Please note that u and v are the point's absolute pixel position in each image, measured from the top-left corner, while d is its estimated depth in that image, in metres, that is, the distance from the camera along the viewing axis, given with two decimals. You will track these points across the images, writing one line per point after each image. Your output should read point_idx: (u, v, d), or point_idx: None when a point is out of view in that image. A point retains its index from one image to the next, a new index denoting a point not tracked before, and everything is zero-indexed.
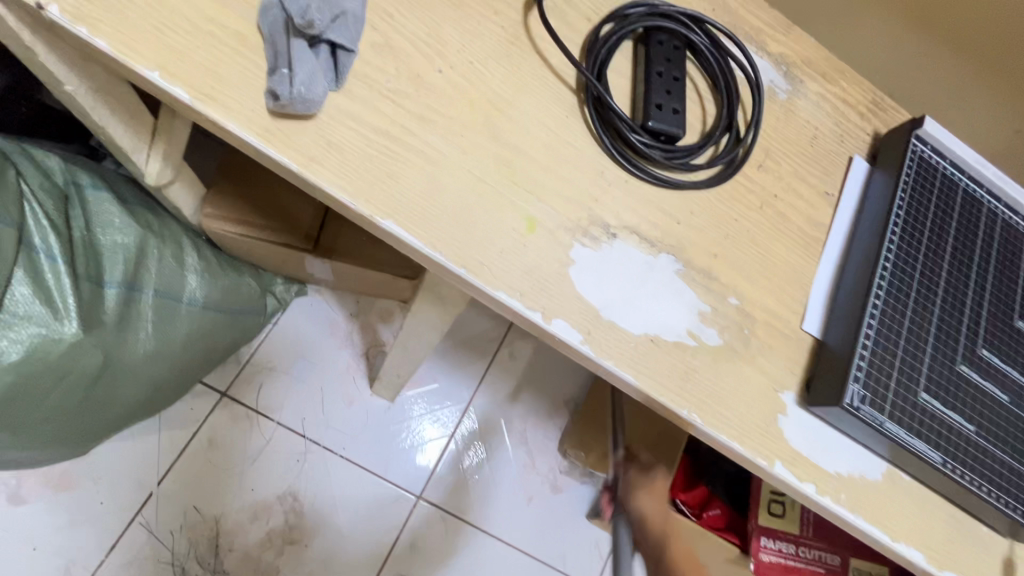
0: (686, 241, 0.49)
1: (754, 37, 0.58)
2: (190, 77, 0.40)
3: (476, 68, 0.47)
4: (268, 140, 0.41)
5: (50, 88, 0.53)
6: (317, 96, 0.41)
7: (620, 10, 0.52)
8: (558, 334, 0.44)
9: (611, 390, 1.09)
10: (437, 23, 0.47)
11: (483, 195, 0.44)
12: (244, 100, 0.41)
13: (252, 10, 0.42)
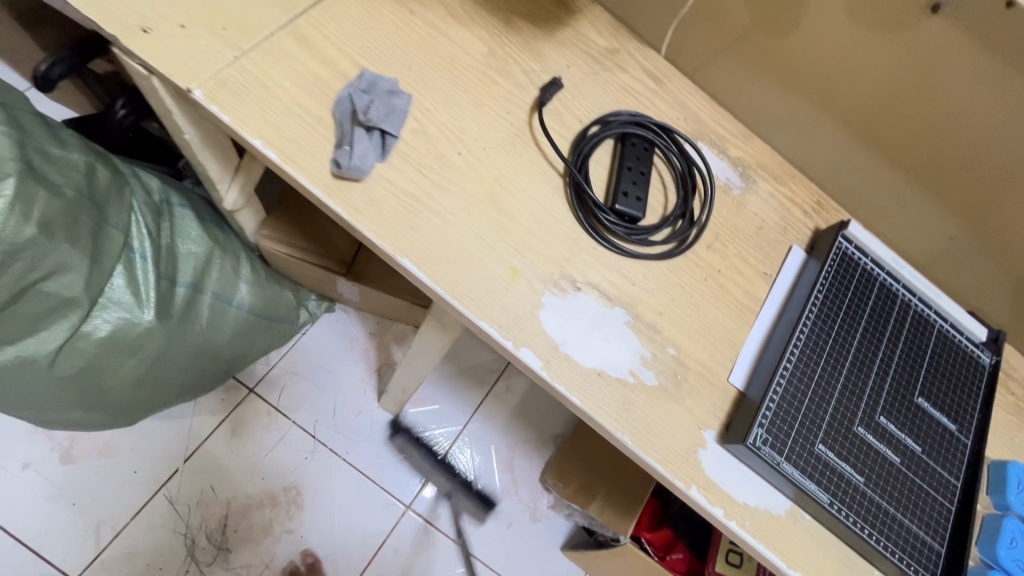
0: (637, 299, 0.62)
1: (716, 143, 0.73)
2: (280, 145, 0.56)
3: (487, 153, 0.62)
4: (328, 193, 0.56)
5: (172, 135, 0.71)
6: (367, 167, 0.57)
7: (604, 117, 0.68)
8: (523, 359, 0.56)
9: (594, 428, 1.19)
10: (463, 118, 0.63)
11: (480, 248, 0.59)
12: (316, 163, 0.57)
13: (330, 101, 0.59)
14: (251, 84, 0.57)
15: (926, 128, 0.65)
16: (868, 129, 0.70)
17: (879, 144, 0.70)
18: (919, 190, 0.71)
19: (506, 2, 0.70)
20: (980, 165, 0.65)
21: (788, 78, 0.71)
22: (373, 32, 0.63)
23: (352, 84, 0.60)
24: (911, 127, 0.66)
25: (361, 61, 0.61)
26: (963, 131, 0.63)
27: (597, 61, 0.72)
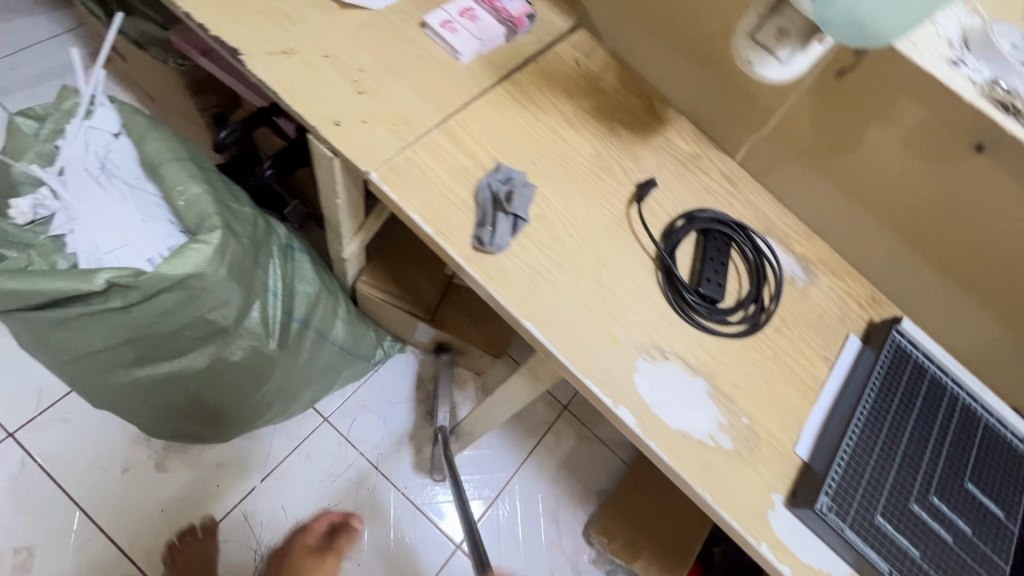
0: (715, 371, 0.71)
1: (782, 240, 0.84)
2: (434, 221, 0.69)
3: (594, 236, 0.75)
4: (468, 262, 0.68)
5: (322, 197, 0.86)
6: (503, 244, 0.69)
7: (690, 212, 0.80)
8: (621, 417, 0.66)
9: (640, 491, 1.28)
10: (575, 206, 0.76)
11: (587, 316, 0.69)
12: (460, 237, 0.69)
13: (472, 186, 0.72)
14: (413, 169, 0.71)
15: (974, 245, 0.75)
16: (919, 239, 0.80)
17: (929, 253, 0.80)
18: (966, 297, 0.81)
19: (609, 113, 0.85)
20: (1021, 282, 0.74)
21: (848, 190, 0.82)
22: (506, 133, 0.78)
23: (491, 174, 0.73)
24: (960, 242, 0.76)
25: (496, 155, 0.75)
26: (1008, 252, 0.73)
27: (683, 165, 0.85)
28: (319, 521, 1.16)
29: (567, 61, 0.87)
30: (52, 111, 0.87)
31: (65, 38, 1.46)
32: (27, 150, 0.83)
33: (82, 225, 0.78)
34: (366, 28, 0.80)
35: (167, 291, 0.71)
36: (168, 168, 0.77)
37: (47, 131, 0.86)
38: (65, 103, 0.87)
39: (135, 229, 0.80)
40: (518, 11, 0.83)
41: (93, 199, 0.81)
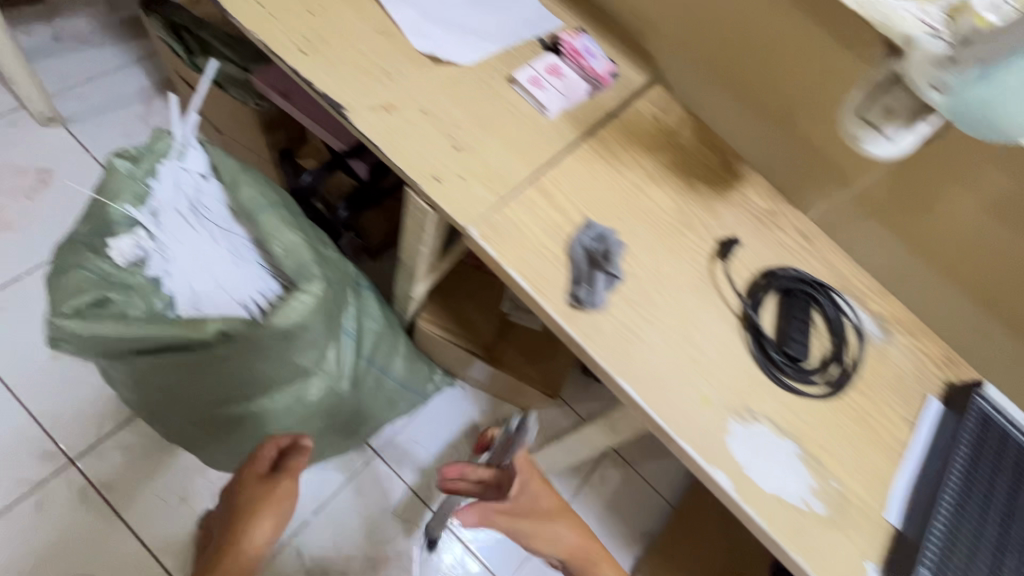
0: (803, 433, 0.72)
1: (860, 298, 0.85)
2: (532, 278, 0.70)
3: (681, 293, 0.76)
4: (566, 319, 0.70)
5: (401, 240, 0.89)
6: (600, 302, 0.70)
7: (771, 270, 0.81)
8: (718, 481, 0.67)
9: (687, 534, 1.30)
10: (662, 263, 0.77)
11: (680, 376, 0.70)
12: (557, 294, 0.70)
13: (564, 243, 0.74)
14: (511, 226, 0.73)
15: None
16: (998, 305, 0.81)
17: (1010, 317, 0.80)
18: None
19: (688, 168, 0.87)
20: None
21: (915, 245, 0.84)
22: (594, 189, 0.80)
23: (583, 231, 0.75)
24: None
25: (586, 211, 0.77)
26: None
27: (760, 221, 0.87)
28: (254, 449, 0.88)
29: (646, 116, 0.90)
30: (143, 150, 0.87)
31: (132, 68, 1.50)
32: (123, 191, 0.84)
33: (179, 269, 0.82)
34: (457, 83, 0.82)
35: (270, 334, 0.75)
36: (266, 216, 0.80)
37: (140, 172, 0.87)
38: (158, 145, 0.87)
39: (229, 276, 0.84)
40: (603, 70, 0.86)
41: (186, 242, 0.84)
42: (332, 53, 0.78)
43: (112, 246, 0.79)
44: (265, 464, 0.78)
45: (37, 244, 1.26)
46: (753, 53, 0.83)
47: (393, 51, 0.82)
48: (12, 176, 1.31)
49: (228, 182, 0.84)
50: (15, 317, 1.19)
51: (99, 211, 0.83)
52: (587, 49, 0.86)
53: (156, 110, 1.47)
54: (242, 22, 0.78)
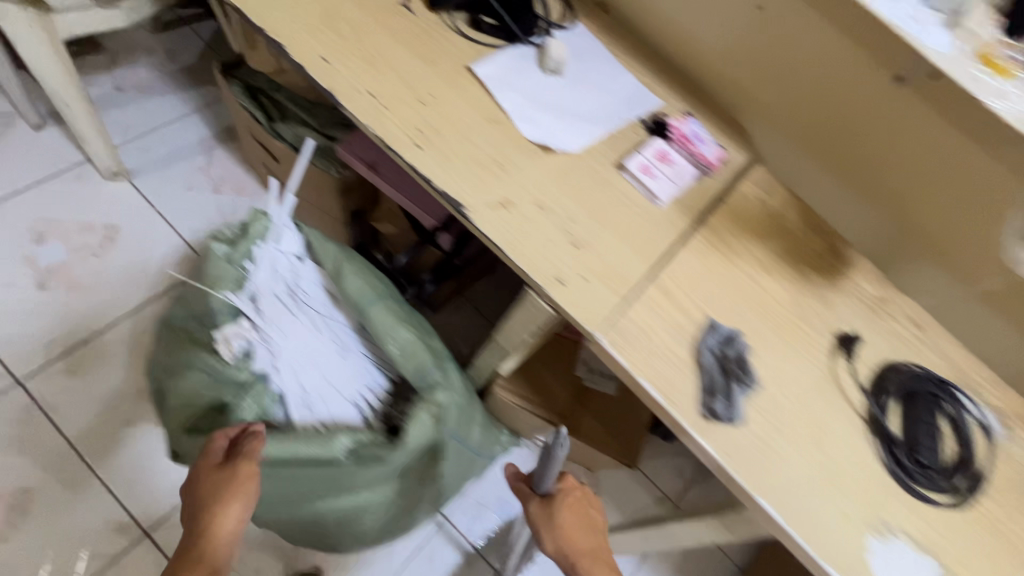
0: (941, 548, 0.69)
1: (980, 393, 0.82)
2: (664, 388, 0.68)
3: (808, 396, 0.74)
4: (699, 431, 0.68)
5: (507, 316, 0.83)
6: (738, 415, 0.67)
7: (892, 363, 0.79)
8: None
9: None
10: (787, 363, 0.75)
11: (813, 488, 0.69)
12: (689, 405, 0.68)
13: (691, 347, 0.72)
14: (638, 331, 0.71)
15: None
16: None
17: None
18: None
19: (798, 255, 0.85)
20: None
21: None
22: (712, 284, 0.78)
23: (710, 333, 0.73)
24: None
25: (707, 310, 0.75)
26: None
27: (873, 311, 0.84)
28: (218, 438, 0.73)
29: (751, 200, 0.88)
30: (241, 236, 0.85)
31: (191, 118, 1.49)
32: (225, 280, 0.81)
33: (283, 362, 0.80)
34: (568, 172, 0.81)
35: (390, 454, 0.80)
36: (375, 311, 0.83)
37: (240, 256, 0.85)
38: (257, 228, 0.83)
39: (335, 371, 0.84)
40: (712, 156, 0.85)
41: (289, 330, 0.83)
42: (447, 146, 0.77)
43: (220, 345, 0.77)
44: (219, 455, 0.72)
45: (106, 304, 1.24)
46: (858, 132, 0.85)
47: (504, 139, 0.80)
48: (81, 235, 1.30)
49: (333, 272, 0.84)
50: (85, 383, 1.17)
51: (201, 298, 0.82)
52: (696, 135, 0.85)
53: (217, 159, 1.46)
54: (355, 114, 0.77)
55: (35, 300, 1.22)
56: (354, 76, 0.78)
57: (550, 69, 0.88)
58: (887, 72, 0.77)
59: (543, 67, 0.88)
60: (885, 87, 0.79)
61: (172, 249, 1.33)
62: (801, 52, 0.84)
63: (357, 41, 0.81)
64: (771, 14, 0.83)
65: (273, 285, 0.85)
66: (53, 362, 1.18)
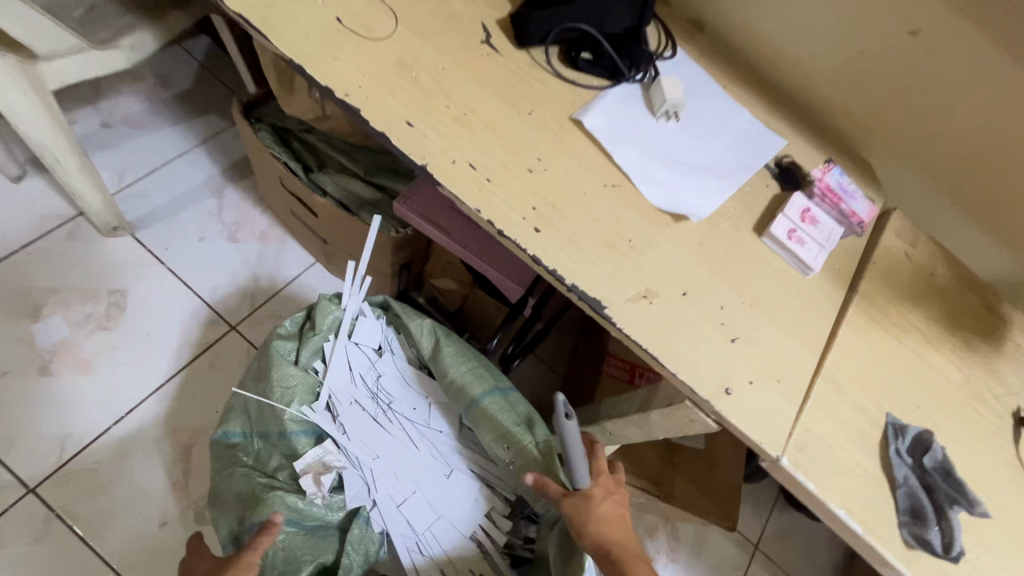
0: None
1: None
2: (860, 514, 0.58)
3: (1007, 500, 0.63)
4: (910, 565, 0.57)
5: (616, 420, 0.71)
6: (952, 546, 0.57)
7: None
8: None
9: None
10: (976, 460, 0.64)
11: None
12: (892, 533, 0.58)
13: (879, 457, 0.61)
14: (819, 444, 0.60)
15: None
16: None
17: None
18: None
19: (956, 318, 0.75)
20: None
21: None
22: (880, 369, 0.66)
23: (896, 438, 0.62)
24: None
25: (883, 405, 0.64)
26: None
27: None
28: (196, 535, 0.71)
29: (898, 255, 0.76)
30: (307, 331, 0.82)
31: (194, 153, 1.30)
32: (296, 391, 0.80)
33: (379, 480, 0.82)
34: (706, 244, 0.67)
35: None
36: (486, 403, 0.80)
37: (309, 356, 0.83)
38: (325, 321, 0.82)
39: (431, 481, 0.84)
40: (864, 212, 0.75)
41: (379, 442, 0.84)
42: (567, 225, 0.63)
43: (303, 478, 0.78)
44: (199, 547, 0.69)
45: (123, 386, 1.08)
46: (1015, 174, 0.75)
47: (628, 209, 0.66)
48: (85, 305, 1.13)
49: (433, 352, 0.84)
50: (110, 483, 1.02)
51: (272, 416, 0.80)
52: (842, 186, 0.75)
53: (228, 201, 1.27)
54: (455, 192, 0.62)
55: (40, 388, 1.06)
56: (448, 145, 0.64)
57: (662, 113, 0.74)
58: None
59: (654, 110, 0.74)
60: None
61: (192, 313, 1.16)
62: (955, 83, 0.72)
63: (443, 96, 0.66)
64: (925, 40, 0.71)
65: (351, 390, 0.85)
66: (70, 460, 1.02)
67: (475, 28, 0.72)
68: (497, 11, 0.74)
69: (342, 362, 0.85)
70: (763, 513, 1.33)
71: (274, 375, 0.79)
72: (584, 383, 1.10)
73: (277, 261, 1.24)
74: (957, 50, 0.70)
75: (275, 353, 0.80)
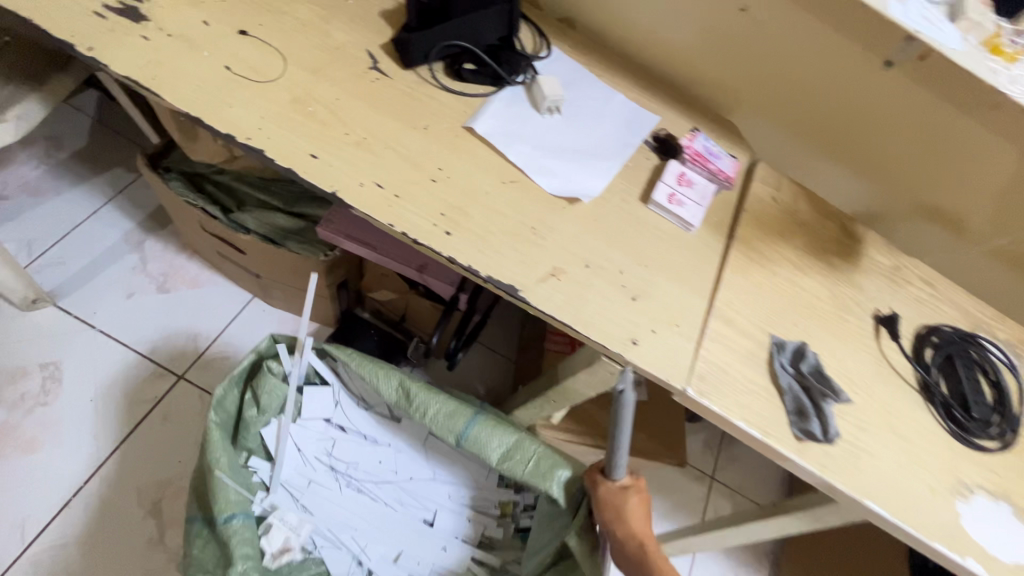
0: (1010, 489, 0.76)
1: (992, 333, 0.89)
2: (757, 422, 0.69)
3: (872, 386, 0.77)
4: (800, 454, 0.69)
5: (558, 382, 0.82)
6: (828, 430, 0.70)
7: (922, 329, 0.85)
8: (972, 568, 0.69)
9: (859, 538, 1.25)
10: (844, 359, 0.78)
11: (904, 473, 0.72)
12: (783, 433, 0.69)
13: (767, 372, 0.73)
14: (716, 371, 0.71)
15: None
16: None
17: None
18: None
19: (819, 245, 0.88)
20: None
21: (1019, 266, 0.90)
22: (760, 299, 0.78)
23: (778, 353, 0.74)
24: None
25: (766, 328, 0.76)
26: None
27: (893, 281, 0.88)
28: None
29: (766, 200, 0.89)
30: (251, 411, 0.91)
31: (104, 212, 1.27)
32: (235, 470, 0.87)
33: (366, 546, 0.99)
34: (601, 219, 0.77)
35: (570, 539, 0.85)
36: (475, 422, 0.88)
37: (248, 441, 0.95)
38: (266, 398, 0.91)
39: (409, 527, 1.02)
40: (729, 169, 0.86)
41: (357, 511, 1.01)
42: (475, 224, 0.71)
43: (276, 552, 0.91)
44: None
45: (75, 458, 1.07)
46: (843, 117, 0.88)
47: (528, 200, 0.74)
48: (18, 385, 1.10)
49: (404, 395, 0.89)
50: (80, 555, 1.01)
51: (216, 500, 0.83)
52: (708, 150, 0.86)
53: (150, 253, 1.26)
54: (367, 212, 0.68)
55: None
56: (354, 170, 0.70)
57: (546, 108, 0.82)
58: (876, 56, 0.78)
59: (539, 106, 0.82)
60: (872, 70, 0.80)
61: (134, 372, 1.15)
62: (786, 45, 0.84)
63: (342, 125, 0.72)
64: (755, 14, 0.82)
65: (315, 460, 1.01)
66: (34, 542, 1.01)
67: (361, 56, 0.77)
68: (379, 37, 0.80)
69: (293, 447, 1.00)
70: (713, 448, 1.47)
71: (220, 458, 0.85)
72: (532, 362, 1.19)
73: (213, 304, 1.24)
74: (779, 19, 0.82)
75: (216, 433, 0.86)
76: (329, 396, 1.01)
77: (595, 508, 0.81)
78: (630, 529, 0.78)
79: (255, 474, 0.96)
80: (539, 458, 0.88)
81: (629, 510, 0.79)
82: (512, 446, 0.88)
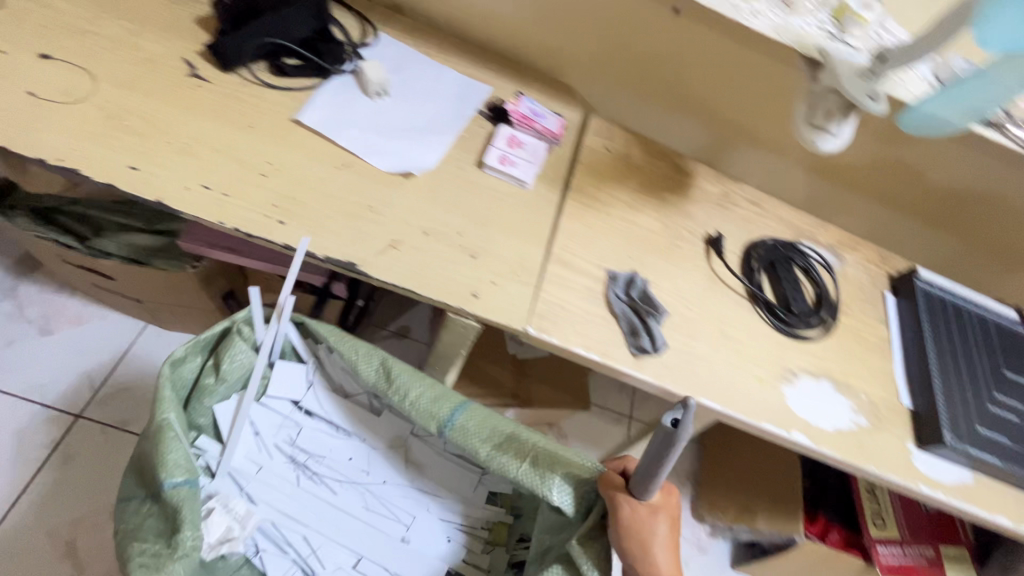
0: (827, 367, 0.88)
1: (812, 238, 1.01)
2: (596, 347, 0.77)
3: (702, 300, 0.86)
4: (637, 367, 0.77)
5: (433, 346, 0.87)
6: (658, 342, 0.79)
7: (748, 242, 0.95)
8: (797, 440, 0.80)
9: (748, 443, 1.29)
10: (676, 280, 0.87)
11: (734, 369, 0.82)
12: (621, 353, 0.78)
13: (602, 302, 0.81)
14: (556, 309, 0.78)
15: (948, 195, 0.95)
16: (896, 201, 0.99)
17: (919, 211, 0.99)
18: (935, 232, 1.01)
19: (651, 183, 0.97)
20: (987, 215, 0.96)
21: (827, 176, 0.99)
22: (595, 239, 0.86)
23: (612, 283, 0.82)
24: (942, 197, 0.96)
25: (602, 264, 0.84)
26: (975, 189, 0.92)
27: (721, 205, 0.98)
28: None
29: (599, 150, 0.96)
30: (213, 376, 0.84)
31: None
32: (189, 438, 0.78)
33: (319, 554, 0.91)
34: (438, 188, 0.82)
35: (584, 563, 0.73)
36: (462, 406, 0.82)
37: (197, 416, 0.87)
38: (229, 368, 0.84)
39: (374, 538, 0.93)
40: (555, 126, 0.93)
41: (315, 513, 0.93)
42: (308, 210, 0.74)
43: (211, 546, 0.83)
44: None
45: None
46: (655, 62, 0.94)
47: (362, 181, 0.79)
48: None
49: (382, 372, 0.83)
50: None
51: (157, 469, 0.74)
52: (533, 111, 0.92)
53: (28, 297, 1.22)
54: (196, 215, 0.70)
55: None
56: (180, 176, 0.72)
57: (374, 92, 0.86)
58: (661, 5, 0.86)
59: (368, 91, 0.86)
60: (662, 18, 0.87)
61: (28, 418, 1.13)
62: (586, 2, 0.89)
63: (163, 135, 0.73)
64: None
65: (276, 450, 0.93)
66: None
67: (178, 65, 0.79)
68: (196, 43, 0.81)
69: (248, 432, 0.92)
70: None
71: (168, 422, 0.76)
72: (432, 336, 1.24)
73: (106, 336, 1.22)
74: None
75: (168, 395, 0.78)
76: (300, 377, 0.93)
77: (615, 530, 0.69)
78: (656, 566, 0.66)
79: (202, 456, 0.88)
80: (535, 454, 0.80)
81: (656, 540, 0.67)
82: (506, 438, 0.81)
